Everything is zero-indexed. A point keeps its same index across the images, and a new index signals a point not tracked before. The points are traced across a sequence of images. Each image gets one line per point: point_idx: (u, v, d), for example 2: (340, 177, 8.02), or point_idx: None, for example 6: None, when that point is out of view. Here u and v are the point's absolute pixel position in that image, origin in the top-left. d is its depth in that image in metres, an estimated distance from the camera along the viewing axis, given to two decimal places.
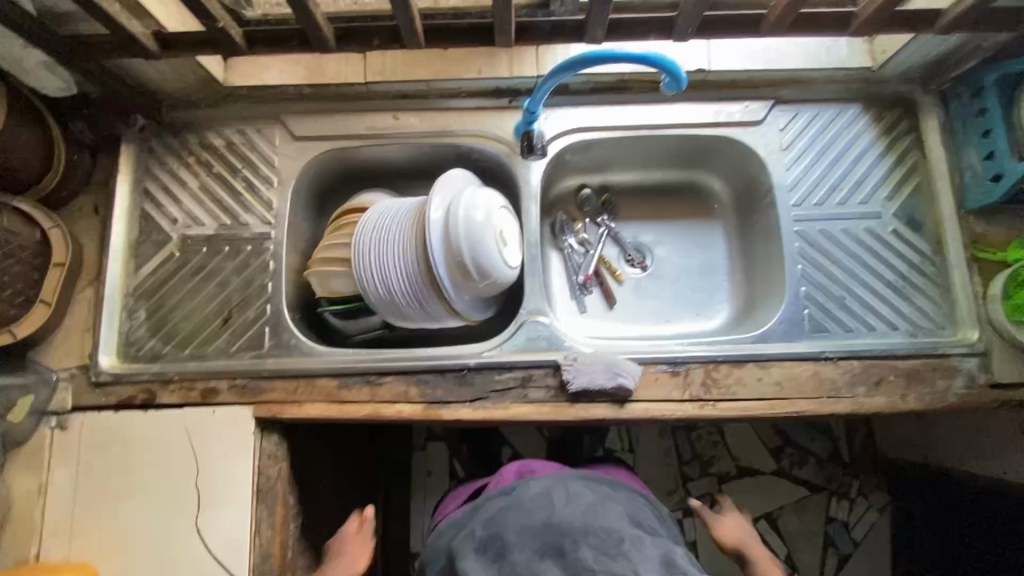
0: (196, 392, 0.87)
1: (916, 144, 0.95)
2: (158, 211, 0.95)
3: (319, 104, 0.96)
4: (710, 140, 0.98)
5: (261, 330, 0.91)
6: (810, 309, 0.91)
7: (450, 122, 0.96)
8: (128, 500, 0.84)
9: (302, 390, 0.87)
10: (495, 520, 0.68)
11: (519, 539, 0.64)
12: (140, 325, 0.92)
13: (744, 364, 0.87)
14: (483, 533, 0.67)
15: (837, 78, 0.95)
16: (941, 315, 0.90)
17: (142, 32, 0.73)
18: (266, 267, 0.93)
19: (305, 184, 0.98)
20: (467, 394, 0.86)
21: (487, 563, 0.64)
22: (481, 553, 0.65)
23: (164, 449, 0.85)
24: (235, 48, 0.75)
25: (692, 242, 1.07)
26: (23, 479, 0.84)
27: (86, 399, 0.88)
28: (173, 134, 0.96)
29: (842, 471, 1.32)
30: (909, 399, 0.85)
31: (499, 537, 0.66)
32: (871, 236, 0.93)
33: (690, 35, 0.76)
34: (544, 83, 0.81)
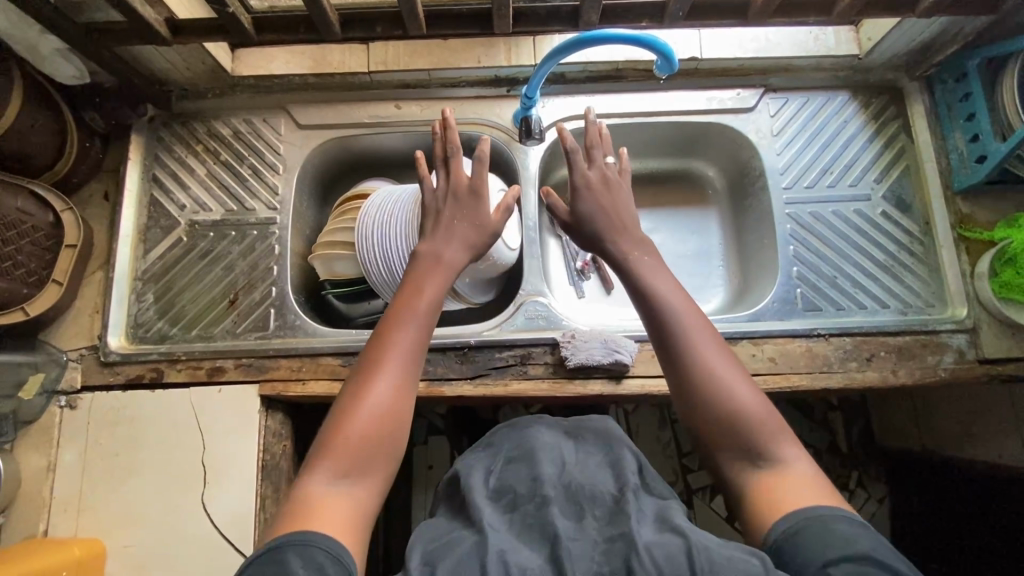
0: (203, 371, 0.90)
1: (903, 129, 0.98)
2: (167, 198, 0.97)
3: (324, 93, 0.99)
4: (703, 127, 1.01)
5: (267, 311, 0.93)
6: (802, 289, 0.93)
7: (450, 111, 0.99)
8: (136, 476, 0.86)
9: (306, 368, 0.89)
10: (505, 471, 0.60)
11: (530, 489, 0.56)
12: (149, 307, 0.94)
13: (738, 341, 0.89)
14: (495, 482, 0.59)
15: (825, 66, 0.98)
16: (930, 293, 0.93)
17: (155, 18, 0.76)
18: (271, 250, 0.96)
19: (309, 172, 1.01)
20: (468, 372, 0.88)
21: (490, 506, 0.56)
22: (495, 500, 0.57)
23: (172, 426, 0.87)
24: (244, 34, 0.78)
25: (687, 228, 1.10)
26: (33, 456, 0.86)
27: (96, 378, 0.90)
28: (181, 123, 0.99)
29: (838, 461, 1.33)
30: (900, 374, 0.87)
31: (509, 487, 0.58)
32: (861, 217, 0.96)
33: (681, 20, 0.79)
34: (539, 70, 0.84)
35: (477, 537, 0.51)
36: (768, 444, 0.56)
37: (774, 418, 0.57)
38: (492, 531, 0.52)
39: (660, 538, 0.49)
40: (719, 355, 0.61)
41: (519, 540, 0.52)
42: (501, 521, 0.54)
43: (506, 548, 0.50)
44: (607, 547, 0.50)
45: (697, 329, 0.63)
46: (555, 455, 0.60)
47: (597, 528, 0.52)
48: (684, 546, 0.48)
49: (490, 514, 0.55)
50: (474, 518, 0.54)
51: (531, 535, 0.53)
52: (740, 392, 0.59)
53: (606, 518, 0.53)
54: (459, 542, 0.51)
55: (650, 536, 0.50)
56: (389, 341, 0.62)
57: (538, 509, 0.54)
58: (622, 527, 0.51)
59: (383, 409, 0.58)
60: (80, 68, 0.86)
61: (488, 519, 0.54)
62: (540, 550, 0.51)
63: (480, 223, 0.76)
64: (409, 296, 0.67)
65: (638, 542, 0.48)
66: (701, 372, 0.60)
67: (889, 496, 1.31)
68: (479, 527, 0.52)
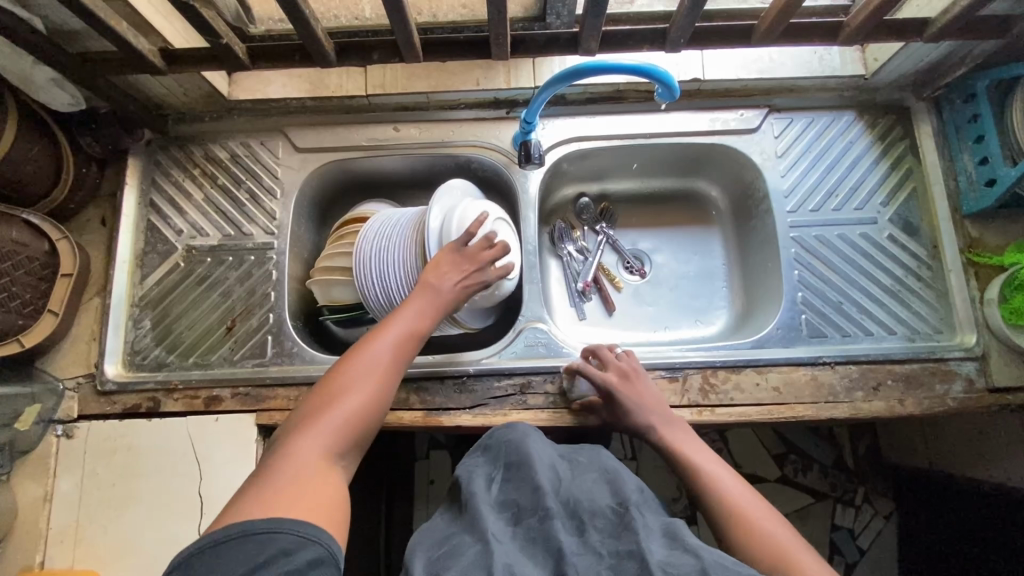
0: (200, 400, 0.89)
1: (910, 149, 0.96)
2: (164, 223, 0.97)
3: (322, 116, 0.99)
4: (706, 148, 0.99)
5: (264, 338, 0.93)
6: (808, 315, 0.91)
7: (449, 133, 0.98)
8: (132, 507, 0.85)
9: (303, 397, 0.89)
10: (510, 480, 0.61)
11: (534, 501, 0.57)
12: (146, 334, 0.93)
13: (741, 369, 0.87)
14: (500, 493, 0.60)
15: (830, 86, 0.97)
16: (938, 319, 0.91)
17: (150, 49, 0.75)
18: (269, 276, 0.95)
19: (307, 195, 1.00)
20: (467, 401, 0.87)
21: (495, 517, 0.57)
22: (501, 512, 0.58)
23: (169, 456, 0.86)
24: (238, 63, 0.77)
25: (690, 249, 1.08)
26: (29, 487, 0.85)
27: (92, 408, 0.90)
28: (179, 147, 0.99)
29: (846, 478, 1.30)
30: (908, 403, 0.85)
31: (513, 500, 0.59)
32: (867, 241, 0.94)
33: (683, 46, 0.78)
34: (539, 95, 0.82)
35: (481, 545, 0.52)
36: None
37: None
38: (496, 542, 0.53)
39: (671, 555, 0.51)
40: (783, 535, 0.63)
41: (523, 553, 0.53)
42: (505, 534, 0.55)
43: (511, 561, 0.50)
44: (616, 565, 0.50)
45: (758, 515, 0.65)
46: (552, 468, 0.62)
47: (601, 543, 0.53)
48: (697, 565, 0.49)
49: (495, 525, 0.56)
50: (479, 526, 0.54)
51: (534, 550, 0.53)
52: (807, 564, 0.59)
53: (608, 531, 0.54)
54: (462, 549, 0.52)
55: (659, 551, 0.51)
56: (361, 362, 0.67)
57: (541, 521, 0.55)
58: (629, 543, 0.52)
59: (353, 415, 0.63)
60: (75, 95, 0.85)
61: (492, 528, 0.54)
62: (545, 566, 0.51)
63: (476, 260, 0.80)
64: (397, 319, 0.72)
65: (650, 560, 0.50)
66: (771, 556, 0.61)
67: (896, 514, 1.28)
68: (483, 536, 0.53)
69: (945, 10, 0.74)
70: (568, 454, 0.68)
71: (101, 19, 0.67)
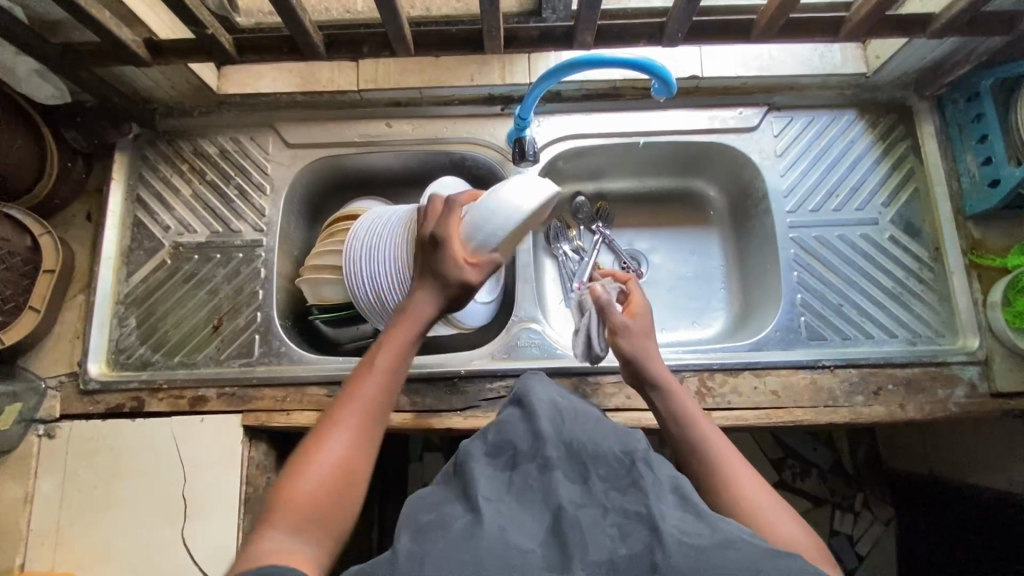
0: (185, 400, 0.87)
1: (912, 149, 0.94)
2: (150, 219, 0.95)
3: (313, 111, 0.97)
4: (704, 146, 0.97)
5: (252, 337, 0.91)
6: (807, 317, 0.89)
7: (442, 130, 0.96)
8: (115, 509, 0.83)
9: (291, 398, 0.87)
10: (501, 429, 0.61)
11: (532, 450, 0.57)
12: (131, 333, 0.91)
13: (739, 373, 0.85)
14: (494, 445, 0.59)
15: (831, 84, 0.95)
16: (941, 322, 0.89)
17: (133, 40, 0.73)
18: (258, 274, 0.93)
19: (297, 192, 0.98)
20: (458, 403, 0.85)
21: (489, 467, 0.56)
22: (493, 461, 0.57)
23: (152, 457, 0.84)
24: (224, 55, 0.75)
25: (687, 249, 1.06)
26: (9, 487, 0.83)
27: (75, 407, 0.87)
28: (167, 142, 0.97)
29: (845, 484, 1.29)
30: (909, 408, 0.83)
31: (509, 446, 0.58)
32: (868, 242, 0.92)
33: (680, 40, 0.76)
34: (533, 91, 0.81)
35: (472, 514, 0.49)
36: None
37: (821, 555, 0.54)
38: (490, 504, 0.51)
39: (683, 518, 0.48)
40: (763, 497, 0.58)
41: (520, 507, 0.51)
42: (503, 487, 0.53)
43: (505, 523, 0.48)
44: (622, 525, 0.48)
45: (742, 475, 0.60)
46: (552, 416, 0.62)
47: (606, 496, 0.51)
48: (710, 533, 0.46)
49: (493, 478, 0.55)
50: (471, 489, 0.52)
51: (532, 500, 0.52)
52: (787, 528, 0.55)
53: (615, 485, 0.52)
54: (452, 518, 0.49)
55: (669, 512, 0.48)
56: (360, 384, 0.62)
57: (540, 473, 0.54)
58: (635, 503, 0.49)
59: (341, 462, 0.56)
60: (59, 88, 0.83)
61: (484, 488, 0.53)
62: (542, 518, 0.50)
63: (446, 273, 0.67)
64: (379, 347, 0.64)
65: (658, 522, 0.47)
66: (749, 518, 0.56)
67: (895, 519, 1.27)
68: (475, 501, 0.51)
69: (949, 6, 0.72)
70: (569, 397, 0.68)
71: (81, 9, 0.65)
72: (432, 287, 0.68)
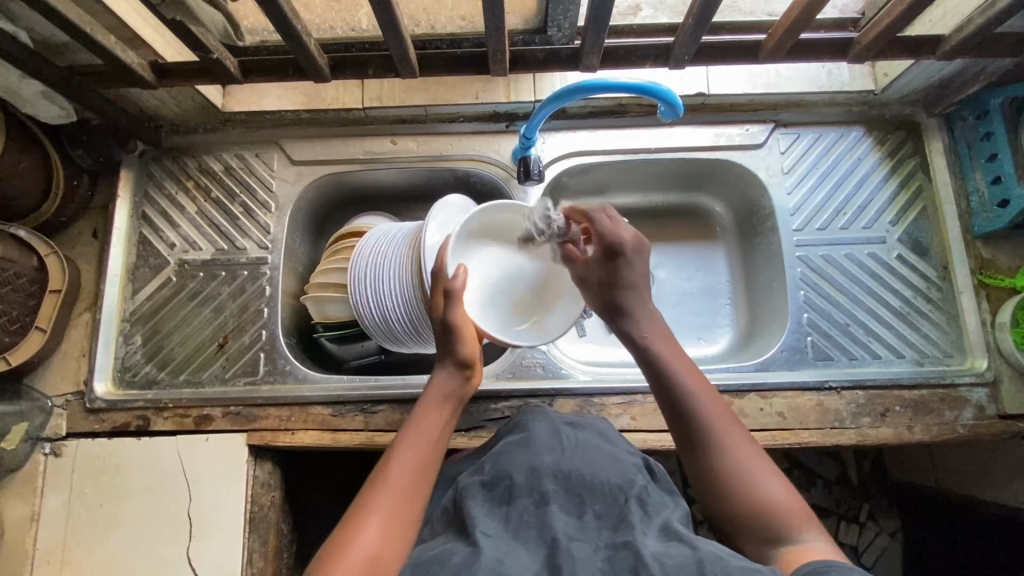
0: (190, 419, 0.87)
1: (921, 166, 0.93)
2: (156, 236, 0.95)
3: (318, 128, 0.97)
4: (710, 163, 0.97)
5: (257, 355, 0.91)
6: (813, 337, 0.89)
7: (447, 147, 0.96)
8: (121, 527, 0.83)
9: (296, 417, 0.87)
10: (499, 459, 0.62)
11: (528, 482, 0.58)
12: (136, 351, 0.91)
13: (745, 394, 0.85)
14: (491, 472, 0.60)
15: (838, 101, 0.94)
16: (949, 342, 0.88)
17: (139, 63, 0.73)
18: (262, 292, 0.93)
19: (302, 209, 0.98)
20: (462, 423, 0.85)
21: (486, 503, 0.57)
22: (490, 492, 0.59)
23: (158, 476, 0.84)
24: (230, 77, 0.75)
25: (693, 265, 1.05)
26: (16, 505, 0.84)
27: (81, 425, 0.87)
28: (172, 159, 0.97)
29: (851, 494, 1.23)
30: (916, 430, 0.83)
31: (505, 477, 0.59)
32: (875, 261, 0.91)
33: (687, 62, 0.76)
34: (539, 111, 0.80)
35: (471, 548, 0.52)
36: (793, 531, 0.57)
37: (802, 510, 0.59)
38: (487, 539, 0.53)
39: (667, 547, 0.51)
40: (750, 456, 0.62)
41: (516, 540, 0.53)
42: (500, 522, 0.55)
43: (501, 557, 0.51)
44: (612, 556, 0.50)
45: (729, 433, 0.63)
46: (552, 445, 0.63)
47: (598, 532, 0.54)
48: (692, 556, 0.49)
49: (491, 512, 0.57)
50: (470, 524, 0.55)
51: (528, 535, 0.54)
52: (770, 487, 0.60)
53: (609, 522, 0.55)
54: (453, 552, 0.52)
55: (654, 545, 0.51)
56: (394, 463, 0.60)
57: (537, 508, 0.56)
58: (624, 535, 0.52)
59: (373, 553, 0.53)
60: (65, 106, 0.83)
61: (481, 525, 0.55)
62: (538, 553, 0.52)
63: (462, 350, 0.68)
64: (408, 430, 0.64)
65: (644, 552, 0.50)
66: (733, 478, 0.61)
67: (901, 531, 1.20)
68: (474, 537, 0.53)
69: (960, 27, 0.72)
70: (574, 426, 0.67)
71: (89, 36, 0.65)
72: (450, 365, 0.68)
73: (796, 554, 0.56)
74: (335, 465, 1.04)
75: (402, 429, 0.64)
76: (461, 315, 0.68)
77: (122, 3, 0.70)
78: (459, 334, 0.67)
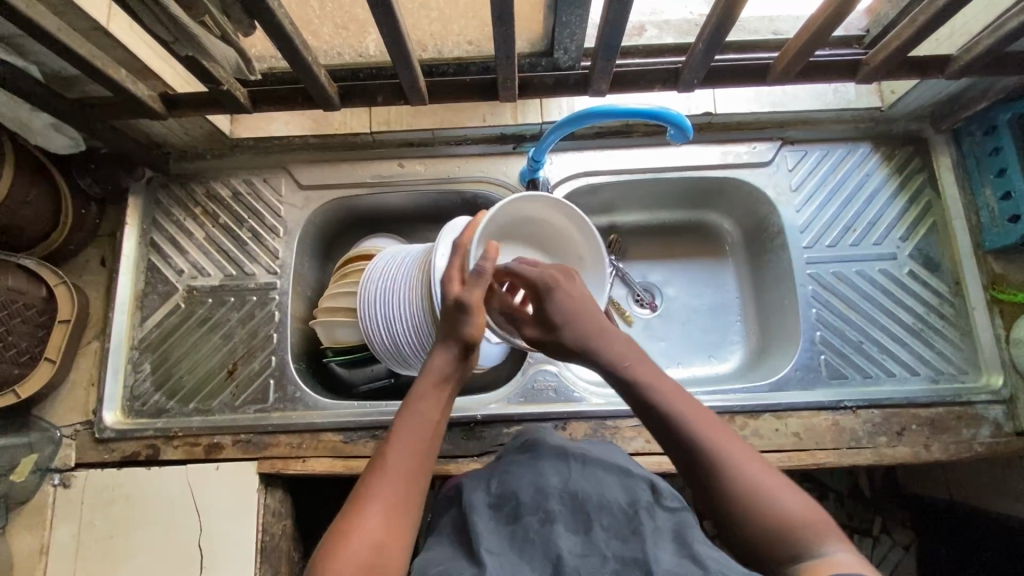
0: (201, 448, 0.86)
1: (929, 182, 0.93)
2: (164, 262, 0.95)
3: (325, 153, 0.97)
4: (718, 181, 0.97)
5: (266, 382, 0.90)
6: (827, 355, 0.88)
7: (454, 169, 0.96)
8: (130, 559, 0.82)
9: (307, 445, 0.86)
10: (506, 478, 0.60)
11: (533, 500, 0.56)
12: (145, 379, 0.91)
13: (760, 415, 0.84)
14: (497, 491, 0.59)
15: (845, 118, 0.94)
16: (963, 358, 0.88)
17: (149, 95, 0.74)
18: (271, 317, 0.93)
19: (311, 232, 0.98)
20: (475, 449, 0.84)
21: (492, 522, 0.55)
22: (496, 512, 0.57)
23: (167, 506, 0.83)
24: (239, 106, 0.75)
25: (702, 281, 1.05)
26: (25, 538, 0.83)
27: (90, 455, 0.87)
28: (180, 185, 0.97)
29: (863, 507, 1.17)
30: (933, 449, 0.82)
31: (512, 497, 0.57)
32: (886, 278, 0.91)
33: (696, 85, 0.76)
34: (550, 136, 0.82)
35: (475, 570, 0.49)
36: (812, 544, 0.48)
37: (819, 519, 0.50)
38: (490, 559, 0.50)
39: (678, 564, 0.47)
40: (752, 464, 0.54)
41: (519, 558, 0.50)
42: (505, 539, 0.53)
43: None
44: (621, 574, 0.47)
45: (727, 444, 0.55)
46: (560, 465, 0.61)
47: (607, 546, 0.50)
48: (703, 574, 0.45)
49: (495, 530, 0.54)
50: (474, 546, 0.52)
51: (532, 552, 0.51)
52: (778, 496, 0.51)
53: (618, 536, 0.51)
54: (458, 575, 0.49)
55: (666, 560, 0.47)
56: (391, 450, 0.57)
57: (541, 525, 0.53)
58: (633, 552, 0.49)
59: (377, 541, 0.50)
60: (74, 138, 0.83)
61: (485, 544, 0.52)
62: (542, 571, 0.49)
63: (467, 332, 0.64)
64: (407, 411, 0.60)
65: (654, 570, 0.46)
66: (737, 495, 0.52)
67: (916, 545, 1.14)
68: (479, 558, 0.50)
69: (967, 48, 0.72)
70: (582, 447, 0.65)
71: (101, 71, 0.66)
72: (454, 346, 0.64)
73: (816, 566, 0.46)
74: (346, 490, 1.03)
75: (397, 415, 0.61)
76: (477, 296, 0.64)
77: (134, 37, 0.71)
78: (472, 315, 0.64)
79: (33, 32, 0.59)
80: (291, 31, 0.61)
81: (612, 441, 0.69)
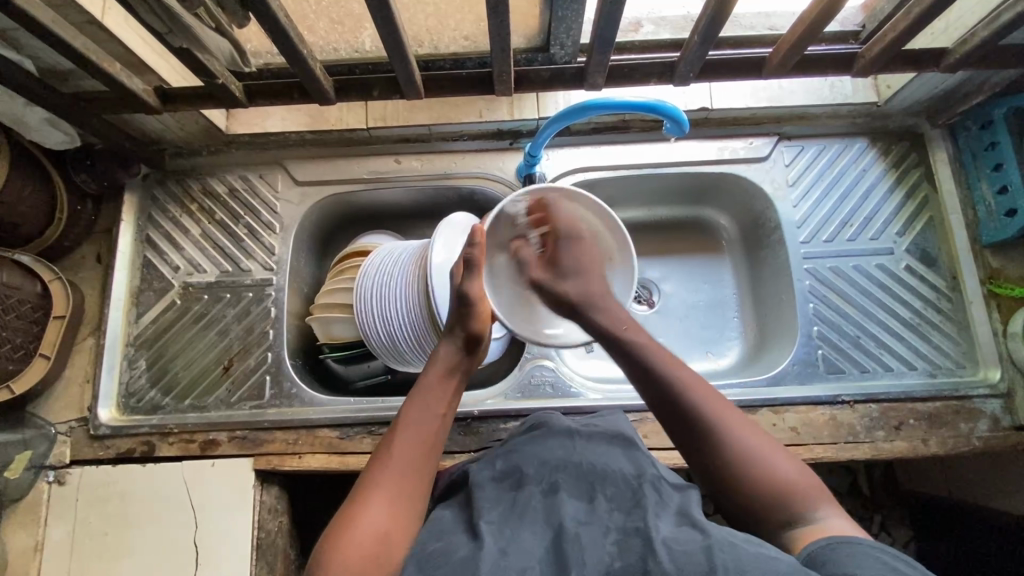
0: (196, 445, 0.86)
1: (926, 176, 0.93)
2: (160, 259, 0.94)
3: (321, 149, 0.97)
4: (715, 177, 0.96)
5: (262, 378, 0.90)
6: (824, 350, 0.88)
7: (452, 164, 0.96)
8: (124, 557, 0.81)
9: (302, 441, 0.86)
10: (511, 454, 0.60)
11: (538, 473, 0.56)
12: (141, 375, 0.91)
13: (757, 410, 0.84)
14: (501, 465, 0.59)
15: (841, 113, 0.94)
16: (961, 353, 0.87)
17: (143, 89, 0.73)
18: (267, 314, 0.92)
19: (308, 229, 0.98)
20: (472, 444, 0.84)
21: (495, 492, 0.55)
22: (499, 483, 0.57)
23: (164, 501, 0.83)
24: (234, 101, 0.75)
25: (699, 277, 1.05)
26: (19, 536, 0.82)
27: (85, 452, 0.86)
28: (176, 181, 0.97)
29: (862, 506, 1.11)
30: (931, 443, 0.82)
31: (516, 471, 0.57)
32: (883, 272, 0.91)
33: (692, 79, 0.76)
34: (544, 130, 0.82)
35: (474, 541, 0.48)
36: (804, 511, 0.49)
37: (813, 483, 0.51)
38: (489, 527, 0.50)
39: (679, 532, 0.47)
40: (742, 430, 0.54)
41: (520, 524, 0.50)
42: (506, 508, 0.52)
43: (505, 546, 0.47)
44: (621, 540, 0.47)
45: (715, 407, 0.55)
46: (564, 441, 0.61)
47: (610, 514, 0.50)
48: (703, 542, 0.44)
49: (499, 500, 0.54)
50: (475, 516, 0.52)
51: (534, 519, 0.51)
52: (768, 459, 0.52)
53: (623, 506, 0.51)
54: (455, 547, 0.49)
55: (667, 530, 0.47)
56: (399, 441, 0.56)
57: (545, 496, 0.53)
58: (636, 520, 0.48)
59: (383, 530, 0.49)
60: (69, 133, 0.83)
61: (486, 515, 0.52)
62: (542, 538, 0.48)
63: (472, 323, 0.65)
64: (410, 402, 0.60)
65: (655, 538, 0.45)
66: (730, 458, 0.52)
67: (914, 544, 1.08)
68: (476, 528, 0.50)
69: (964, 39, 0.72)
70: (590, 425, 0.66)
71: (95, 65, 0.66)
72: (458, 340, 0.65)
73: (807, 531, 0.48)
74: (344, 487, 1.03)
75: (404, 403, 0.60)
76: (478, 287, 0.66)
77: (129, 32, 0.71)
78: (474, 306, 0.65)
79: (26, 25, 0.59)
80: (285, 24, 0.60)
81: (623, 413, 0.71)
